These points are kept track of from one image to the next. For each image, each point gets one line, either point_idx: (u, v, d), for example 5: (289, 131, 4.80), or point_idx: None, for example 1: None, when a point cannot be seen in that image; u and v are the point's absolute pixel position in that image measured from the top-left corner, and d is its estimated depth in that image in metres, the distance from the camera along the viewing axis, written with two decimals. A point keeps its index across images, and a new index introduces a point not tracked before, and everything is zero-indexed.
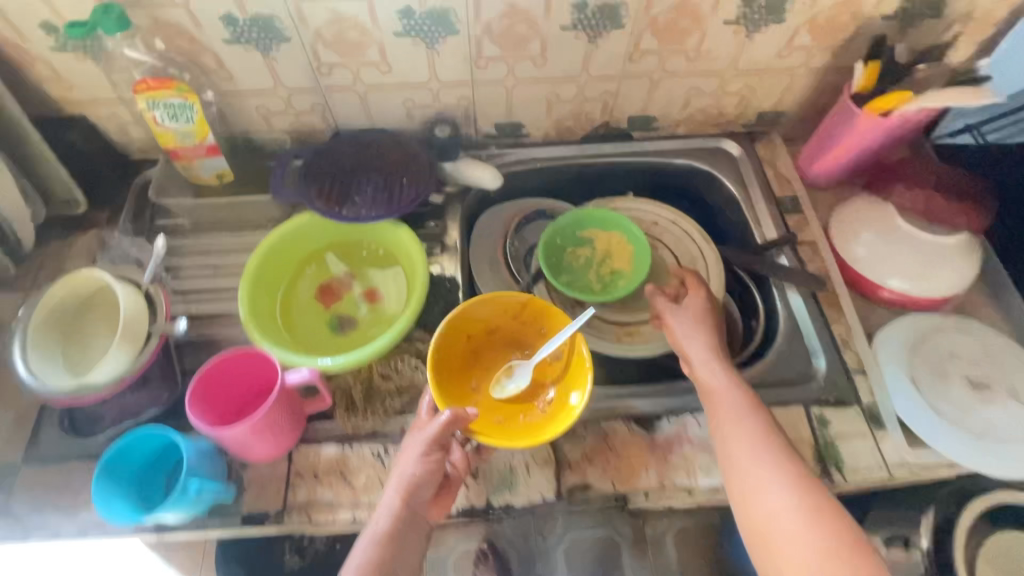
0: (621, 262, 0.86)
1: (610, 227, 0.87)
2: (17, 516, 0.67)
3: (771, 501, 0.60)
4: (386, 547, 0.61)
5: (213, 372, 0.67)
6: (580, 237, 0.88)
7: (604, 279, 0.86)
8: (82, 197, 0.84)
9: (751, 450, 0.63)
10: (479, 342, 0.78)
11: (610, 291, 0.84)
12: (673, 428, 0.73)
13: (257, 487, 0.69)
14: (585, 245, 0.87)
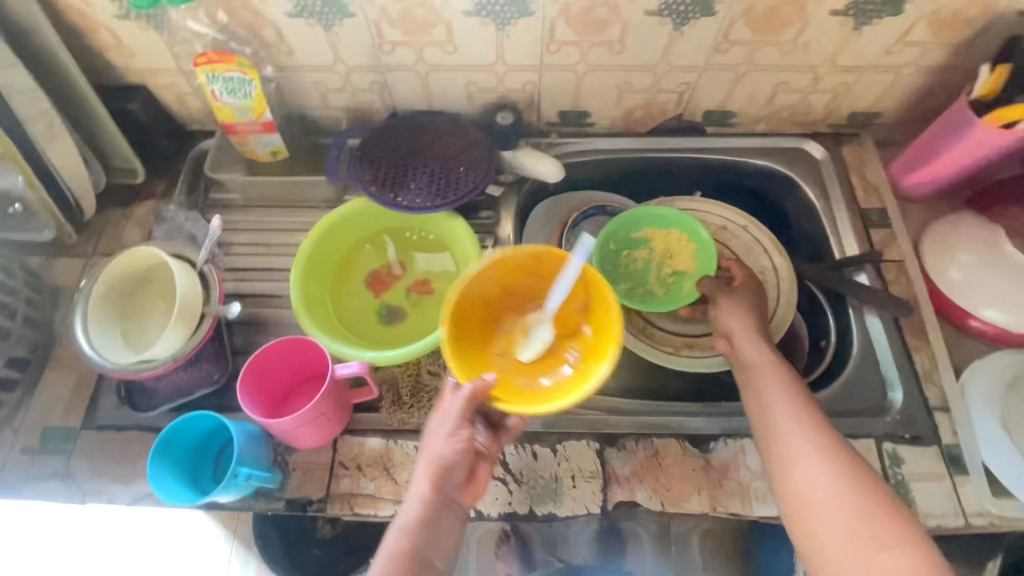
0: (683, 263, 0.79)
1: (668, 225, 0.80)
2: (76, 480, 0.69)
3: (810, 480, 0.55)
4: (416, 535, 0.56)
5: (265, 359, 0.65)
6: (635, 238, 0.82)
7: (667, 283, 0.80)
8: (140, 167, 0.85)
9: (793, 427, 0.59)
10: (495, 305, 0.71)
11: (674, 296, 0.78)
12: (729, 451, 0.68)
13: (301, 474, 0.68)
14: (641, 247, 0.81)
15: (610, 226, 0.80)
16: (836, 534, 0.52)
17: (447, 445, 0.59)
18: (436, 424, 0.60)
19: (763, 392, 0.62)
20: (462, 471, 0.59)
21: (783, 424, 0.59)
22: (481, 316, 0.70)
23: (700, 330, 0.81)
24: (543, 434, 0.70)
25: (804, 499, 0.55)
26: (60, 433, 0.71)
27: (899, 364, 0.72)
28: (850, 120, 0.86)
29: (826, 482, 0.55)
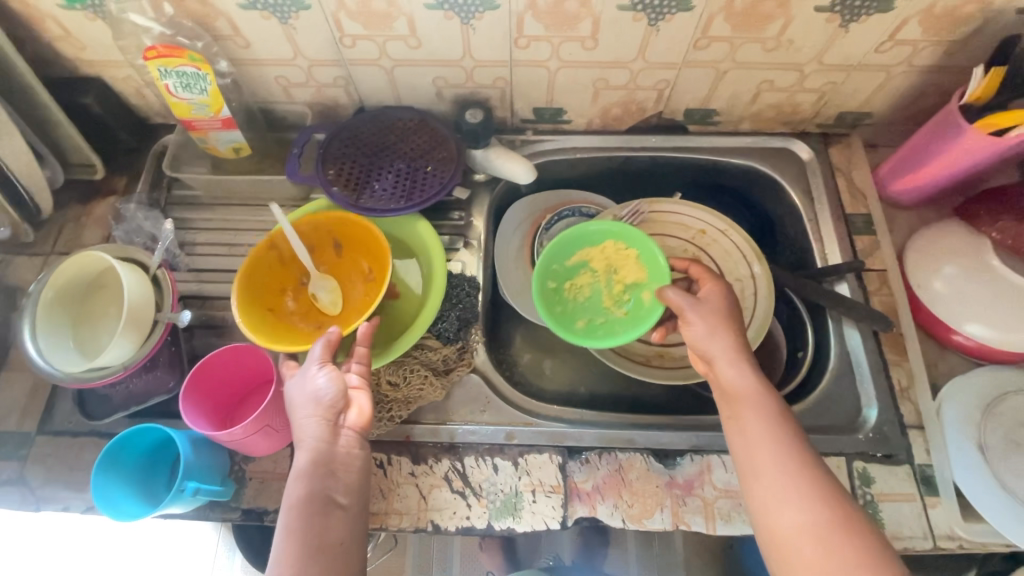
0: (632, 273, 0.74)
1: (597, 241, 0.77)
2: (30, 486, 0.68)
3: (797, 525, 0.54)
4: (307, 505, 0.54)
5: (211, 364, 0.63)
6: (572, 266, 0.77)
7: (624, 299, 0.75)
8: (99, 163, 0.83)
9: (777, 463, 0.56)
10: (278, 287, 0.73)
11: (640, 313, 0.72)
12: (695, 467, 0.67)
13: (258, 484, 0.67)
14: (582, 275, 0.77)
15: (542, 262, 0.75)
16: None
17: (317, 383, 0.58)
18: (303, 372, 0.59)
19: (747, 427, 0.59)
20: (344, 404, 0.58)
21: (767, 458, 0.57)
22: (274, 301, 0.71)
23: (674, 339, 0.79)
24: (505, 446, 0.68)
25: (786, 540, 0.54)
26: (15, 437, 0.70)
27: (876, 378, 0.69)
28: (839, 120, 0.82)
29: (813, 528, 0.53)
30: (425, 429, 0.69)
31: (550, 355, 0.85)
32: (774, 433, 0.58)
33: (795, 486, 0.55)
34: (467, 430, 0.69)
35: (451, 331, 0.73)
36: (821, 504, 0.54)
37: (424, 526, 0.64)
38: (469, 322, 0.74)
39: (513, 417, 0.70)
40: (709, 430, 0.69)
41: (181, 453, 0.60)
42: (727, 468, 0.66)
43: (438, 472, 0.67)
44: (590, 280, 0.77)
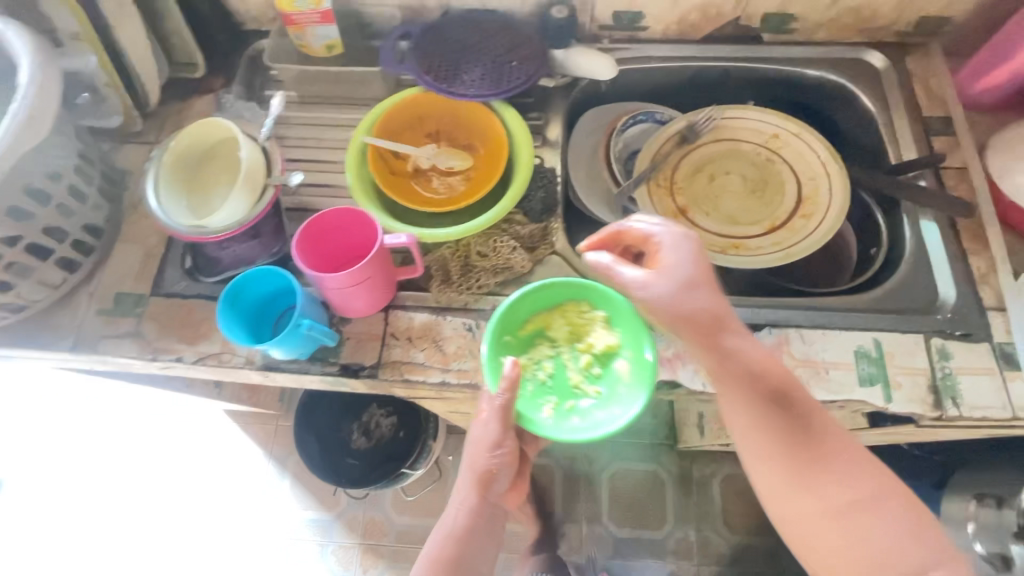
0: (600, 339, 0.67)
1: (560, 300, 0.69)
2: (146, 338, 0.73)
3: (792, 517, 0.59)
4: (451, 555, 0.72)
5: (317, 223, 0.66)
6: (524, 335, 0.69)
7: (594, 374, 0.67)
8: (201, 61, 0.88)
9: (773, 466, 0.59)
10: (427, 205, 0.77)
11: (615, 389, 0.65)
12: (773, 339, 0.68)
13: (355, 343, 0.71)
14: (539, 346, 0.69)
15: (495, 320, 0.66)
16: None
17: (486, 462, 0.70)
18: (477, 430, 0.67)
19: (749, 436, 0.60)
20: (506, 481, 0.74)
21: (766, 462, 0.59)
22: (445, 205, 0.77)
23: (751, 232, 0.79)
24: None
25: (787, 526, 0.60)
26: (130, 297, 0.76)
27: (953, 264, 0.71)
28: (915, 26, 0.83)
29: (880, 545, 0.56)
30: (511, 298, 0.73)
31: None
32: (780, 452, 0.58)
33: (833, 498, 0.58)
34: None
35: (537, 211, 0.77)
36: (875, 525, 0.57)
37: None
38: (552, 206, 0.77)
39: None
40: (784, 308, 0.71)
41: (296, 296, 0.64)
42: (805, 341, 0.68)
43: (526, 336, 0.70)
44: (551, 351, 0.69)
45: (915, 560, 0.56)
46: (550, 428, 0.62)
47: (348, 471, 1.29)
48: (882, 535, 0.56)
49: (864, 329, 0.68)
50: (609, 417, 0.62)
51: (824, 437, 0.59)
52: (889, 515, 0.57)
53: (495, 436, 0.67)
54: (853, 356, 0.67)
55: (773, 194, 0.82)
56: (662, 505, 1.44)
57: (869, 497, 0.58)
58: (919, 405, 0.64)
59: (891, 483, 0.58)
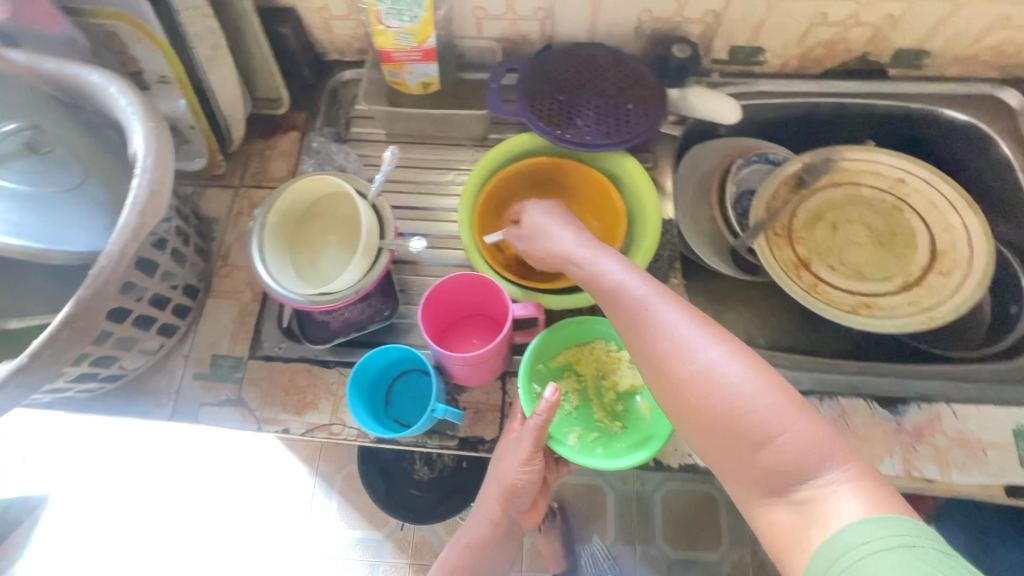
0: (626, 377, 0.67)
1: (588, 338, 0.69)
2: (248, 406, 0.69)
3: (766, 505, 0.46)
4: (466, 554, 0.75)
5: (440, 290, 0.63)
6: (554, 369, 0.69)
7: (617, 410, 0.67)
8: (286, 97, 0.83)
9: (692, 429, 0.50)
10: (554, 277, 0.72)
11: (639, 427, 0.65)
12: (923, 415, 0.64)
13: (473, 414, 0.67)
14: (566, 380, 0.69)
15: (534, 346, 0.66)
16: (752, 488, 0.47)
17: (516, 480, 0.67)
18: (506, 447, 0.64)
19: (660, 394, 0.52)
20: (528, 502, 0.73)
21: (686, 419, 0.50)
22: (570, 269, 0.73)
23: (878, 288, 0.75)
24: None
25: (768, 523, 0.46)
26: (228, 359, 0.71)
27: None
28: None
29: (734, 392, 0.47)
30: None
31: (727, 308, 0.84)
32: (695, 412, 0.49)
33: (712, 427, 0.48)
34: None
35: (659, 267, 0.73)
36: (722, 387, 0.48)
37: None
38: (674, 262, 0.73)
39: None
40: (930, 378, 0.67)
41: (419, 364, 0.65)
42: (958, 417, 0.64)
43: None
44: (576, 389, 0.69)
45: (794, 426, 0.46)
46: (575, 455, 0.61)
47: (416, 506, 1.27)
48: (704, 393, 0.48)
49: (1020, 406, 0.64)
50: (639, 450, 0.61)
51: (631, 322, 0.55)
52: (711, 362, 0.49)
53: (526, 456, 0.63)
54: (1012, 437, 0.63)
55: (900, 246, 0.77)
56: (720, 533, 1.44)
57: (720, 359, 0.49)
58: None
59: (750, 350, 0.50)
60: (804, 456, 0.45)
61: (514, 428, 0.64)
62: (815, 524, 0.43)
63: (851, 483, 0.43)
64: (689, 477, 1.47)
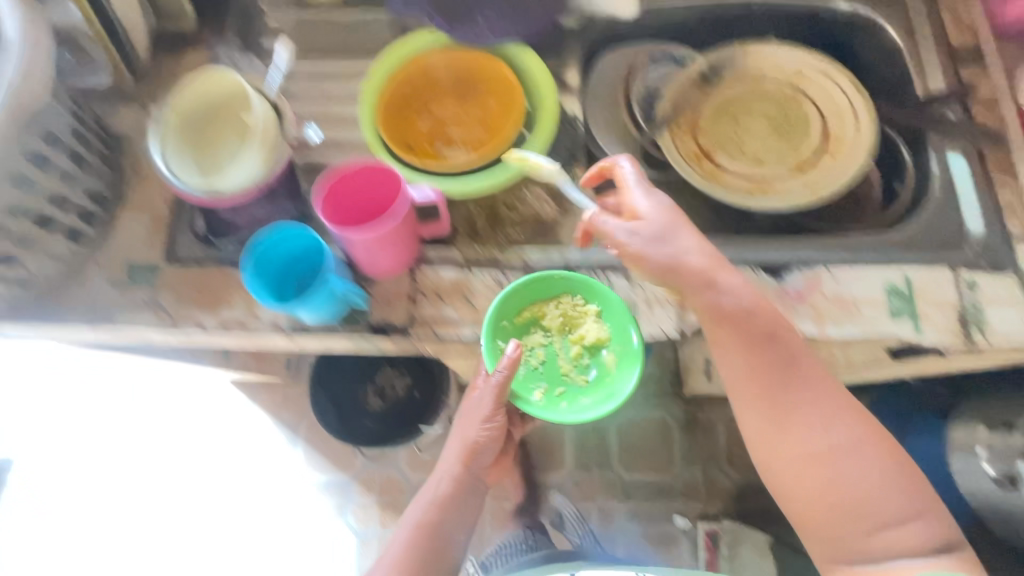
0: (591, 331, 0.70)
1: (553, 292, 0.71)
2: (164, 307, 0.71)
3: (886, 551, 0.65)
4: (433, 513, 0.79)
5: (342, 181, 0.64)
6: (520, 324, 0.72)
7: (581, 364, 0.73)
8: (190, 10, 0.82)
9: (816, 484, 0.66)
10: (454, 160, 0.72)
11: (605, 379, 0.71)
12: (803, 278, 0.69)
13: (383, 302, 0.70)
14: (533, 334, 0.73)
15: (498, 301, 0.68)
16: (859, 531, 0.65)
17: (479, 430, 0.77)
18: (476, 402, 0.75)
19: (749, 413, 0.69)
20: (489, 457, 0.81)
21: (811, 478, 0.67)
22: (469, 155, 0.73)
23: (774, 172, 0.78)
24: (617, 264, 0.70)
25: (865, 556, 0.66)
26: (143, 266, 0.73)
27: (982, 197, 0.71)
28: None
29: (860, 488, 0.66)
30: (540, 250, 0.71)
31: None
32: (841, 447, 0.67)
33: (807, 439, 0.67)
34: (581, 251, 0.71)
35: (562, 158, 0.75)
36: (837, 464, 0.66)
37: None
38: (577, 153, 0.75)
39: None
40: (814, 246, 0.71)
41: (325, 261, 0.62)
42: (836, 279, 0.68)
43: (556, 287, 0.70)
44: (544, 344, 0.74)
45: (901, 525, 0.65)
46: (541, 413, 0.69)
47: (367, 432, 1.33)
48: (835, 489, 0.66)
49: (893, 266, 0.69)
50: (599, 404, 0.69)
51: (804, 376, 0.67)
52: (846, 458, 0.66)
53: (488, 411, 0.75)
54: (882, 293, 0.68)
55: (796, 131, 0.80)
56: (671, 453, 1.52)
57: (845, 444, 0.67)
58: (946, 337, 0.66)
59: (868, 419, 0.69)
60: (913, 548, 0.65)
61: (483, 387, 0.73)
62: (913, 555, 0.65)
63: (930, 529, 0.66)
64: (641, 403, 1.55)
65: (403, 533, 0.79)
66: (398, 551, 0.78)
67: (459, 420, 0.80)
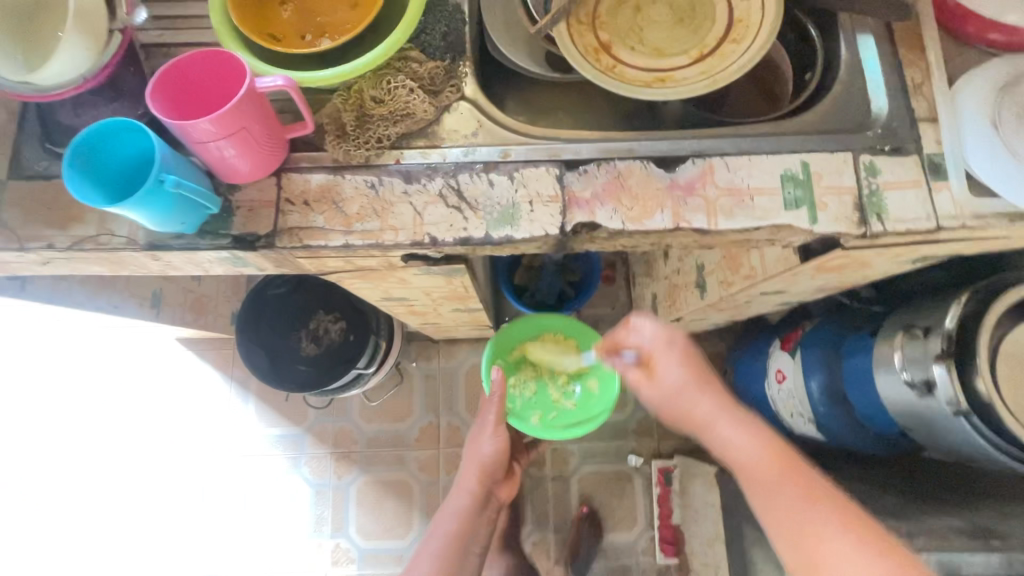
0: (570, 361, 1.14)
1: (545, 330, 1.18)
2: (7, 226, 0.65)
3: None
4: (451, 544, 1.00)
5: (179, 71, 0.57)
6: (518, 361, 1.18)
7: (567, 385, 1.16)
8: None
9: (817, 524, 0.64)
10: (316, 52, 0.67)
11: (586, 403, 1.15)
12: (697, 169, 0.64)
13: (247, 213, 0.65)
14: (529, 369, 1.17)
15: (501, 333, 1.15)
16: None
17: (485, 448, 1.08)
18: (487, 442, 1.08)
19: (760, 494, 0.69)
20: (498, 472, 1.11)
21: (803, 524, 0.64)
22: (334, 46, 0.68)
23: (674, 63, 0.73)
24: (499, 163, 0.66)
25: None
26: None
27: (887, 77, 0.66)
28: None
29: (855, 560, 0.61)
30: (417, 150, 0.66)
31: (544, 115, 0.82)
32: (817, 489, 0.67)
33: (836, 538, 0.62)
34: (461, 149, 0.66)
35: (440, 50, 0.69)
36: (832, 547, 0.62)
37: (422, 239, 0.64)
38: (457, 44, 0.69)
39: (507, 135, 0.67)
40: (710, 135, 0.66)
41: (154, 148, 0.55)
42: (730, 169, 0.64)
43: (432, 189, 0.65)
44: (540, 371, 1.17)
45: None
46: (537, 432, 1.12)
47: (302, 377, 1.28)
48: (832, 546, 0.62)
49: (790, 153, 0.64)
50: (580, 424, 1.13)
51: (813, 476, 0.68)
52: (832, 534, 0.63)
53: (496, 444, 1.08)
54: (778, 181, 0.63)
55: (700, 20, 0.74)
56: None
57: (831, 537, 0.63)
58: (843, 225, 0.62)
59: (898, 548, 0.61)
60: None
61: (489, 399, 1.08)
62: None
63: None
64: None
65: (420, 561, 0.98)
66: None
67: (472, 443, 1.11)
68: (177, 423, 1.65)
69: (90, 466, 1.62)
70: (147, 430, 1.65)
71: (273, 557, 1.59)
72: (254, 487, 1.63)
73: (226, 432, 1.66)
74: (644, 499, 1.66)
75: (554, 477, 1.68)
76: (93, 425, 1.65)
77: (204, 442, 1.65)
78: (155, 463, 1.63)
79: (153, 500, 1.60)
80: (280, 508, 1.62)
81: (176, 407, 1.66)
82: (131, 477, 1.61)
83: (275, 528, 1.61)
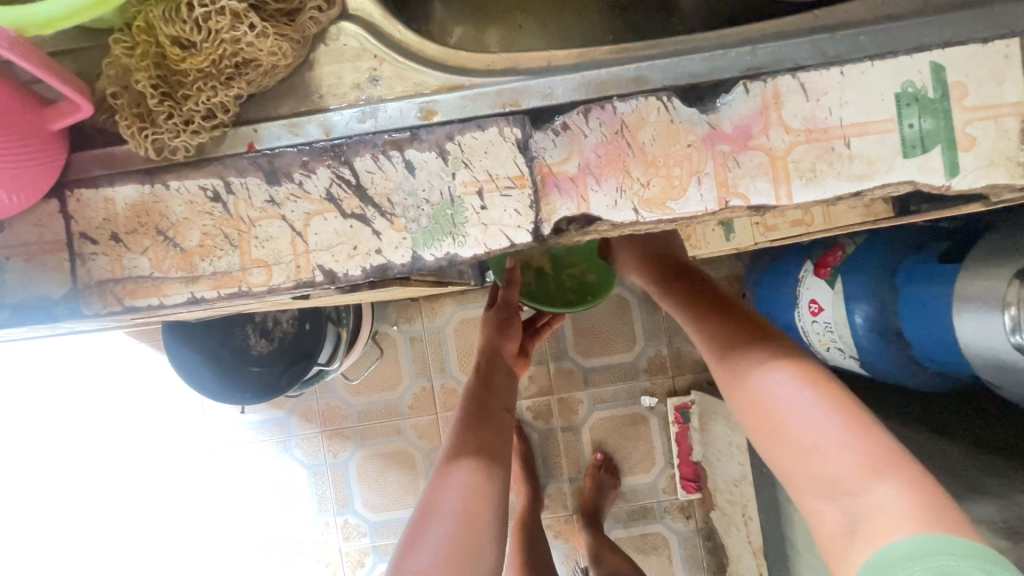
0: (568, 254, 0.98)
1: None
2: None
3: (804, 476, 0.49)
4: (484, 457, 0.66)
5: None
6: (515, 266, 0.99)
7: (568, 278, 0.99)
8: None
9: (769, 373, 0.54)
10: None
11: (589, 290, 0.98)
12: (753, 104, 0.38)
13: (25, 264, 0.40)
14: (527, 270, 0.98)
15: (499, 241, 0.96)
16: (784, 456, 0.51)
17: (485, 332, 0.89)
18: (488, 328, 0.89)
19: (726, 350, 0.59)
20: (513, 374, 0.85)
21: (753, 375, 0.56)
22: None
23: None
24: (420, 128, 0.39)
25: (794, 428, 0.51)
26: None
27: None
28: None
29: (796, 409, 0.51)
30: (279, 124, 0.39)
31: (495, 21, 0.53)
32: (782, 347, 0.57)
33: (782, 383, 0.53)
34: (355, 113, 0.39)
35: None
36: (776, 391, 0.53)
37: (312, 277, 0.39)
38: None
39: (425, 78, 0.39)
40: (773, 35, 0.38)
41: None
42: (809, 96, 0.37)
43: (316, 191, 0.39)
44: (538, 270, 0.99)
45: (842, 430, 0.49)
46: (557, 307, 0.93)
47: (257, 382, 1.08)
48: (774, 394, 0.53)
49: (914, 54, 0.37)
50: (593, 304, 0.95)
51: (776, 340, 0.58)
52: (775, 379, 0.54)
53: (507, 330, 0.89)
54: (892, 108, 0.37)
55: None
56: None
57: (775, 378, 0.54)
58: (1003, 171, 0.37)
59: (842, 395, 0.51)
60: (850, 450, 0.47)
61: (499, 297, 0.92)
62: (846, 451, 0.47)
63: (902, 500, 0.43)
64: None
65: (452, 499, 0.60)
66: (465, 470, 0.63)
67: (483, 333, 0.89)
68: (143, 419, 1.50)
69: (67, 471, 1.50)
70: (115, 430, 1.50)
71: (281, 532, 1.52)
72: (245, 473, 1.52)
73: (202, 424, 1.51)
74: (661, 439, 1.55)
75: (564, 427, 1.56)
76: (55, 431, 1.50)
77: (182, 437, 1.51)
78: (135, 462, 1.50)
79: (141, 491, 1.50)
80: (278, 488, 1.52)
81: (140, 406, 1.49)
82: (113, 474, 1.50)
83: (275, 502, 1.52)
